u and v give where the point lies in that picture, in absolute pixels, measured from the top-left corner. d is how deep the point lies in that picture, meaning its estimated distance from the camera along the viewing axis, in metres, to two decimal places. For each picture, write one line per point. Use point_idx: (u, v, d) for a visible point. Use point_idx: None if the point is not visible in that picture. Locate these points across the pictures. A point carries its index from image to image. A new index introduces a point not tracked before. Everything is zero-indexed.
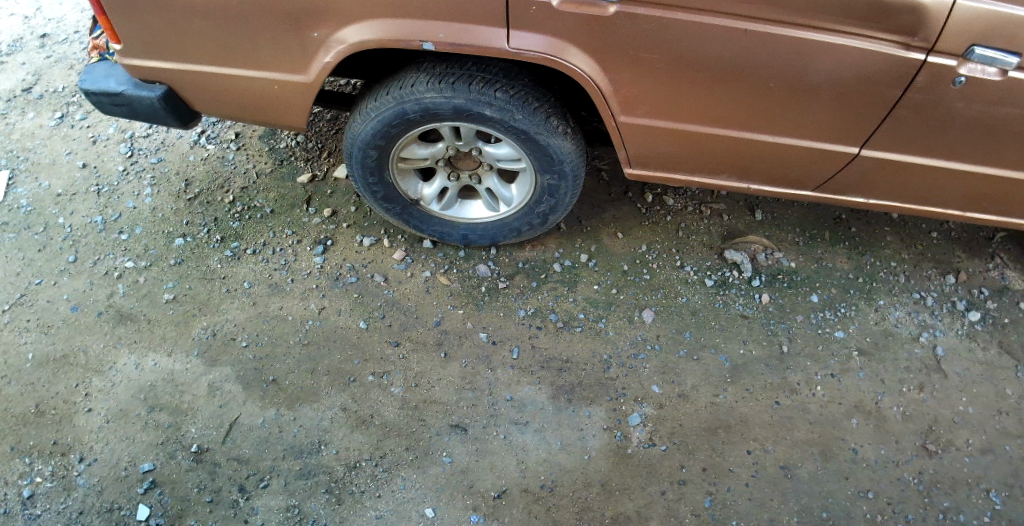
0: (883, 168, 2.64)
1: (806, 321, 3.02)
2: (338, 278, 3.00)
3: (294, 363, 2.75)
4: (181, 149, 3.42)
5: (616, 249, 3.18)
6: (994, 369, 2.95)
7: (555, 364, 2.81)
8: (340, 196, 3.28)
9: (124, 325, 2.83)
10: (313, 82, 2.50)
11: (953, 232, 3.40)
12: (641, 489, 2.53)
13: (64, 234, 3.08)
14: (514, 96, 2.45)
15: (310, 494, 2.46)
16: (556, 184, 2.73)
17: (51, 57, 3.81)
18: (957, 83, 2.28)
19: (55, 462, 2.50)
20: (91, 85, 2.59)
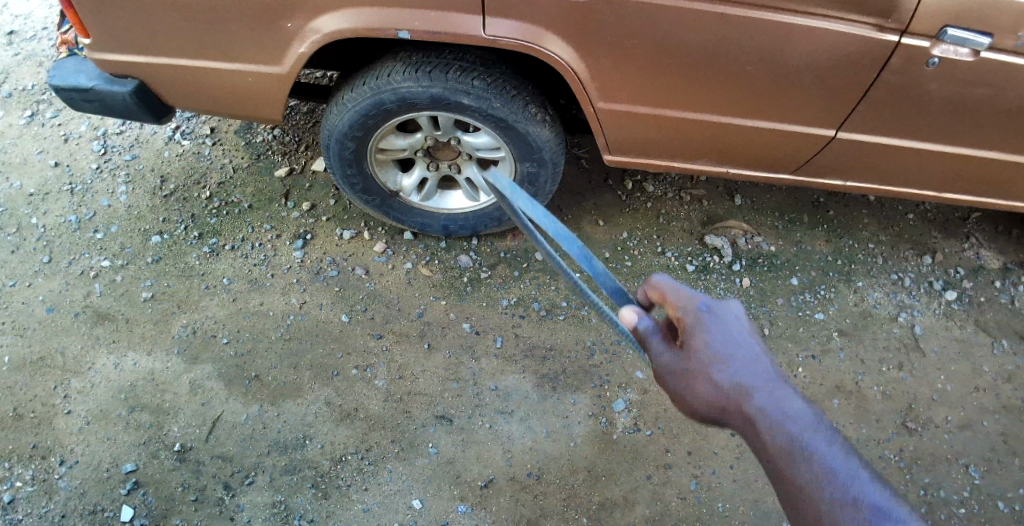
0: (860, 150, 2.66)
1: (787, 303, 3.05)
2: (319, 272, 2.97)
3: (276, 358, 2.73)
4: (155, 145, 3.37)
5: (597, 236, 3.18)
6: (971, 347, 3.00)
7: (539, 352, 2.81)
8: (319, 190, 3.25)
9: (102, 325, 2.79)
10: (288, 74, 2.47)
11: (929, 213, 3.45)
12: (627, 474, 2.55)
13: (38, 234, 3.02)
14: (493, 84, 2.44)
15: (296, 490, 2.44)
16: (535, 172, 2.72)
17: (18, 54, 3.72)
18: (930, 65, 2.31)
19: (35, 465, 2.46)
20: (60, 81, 2.53)
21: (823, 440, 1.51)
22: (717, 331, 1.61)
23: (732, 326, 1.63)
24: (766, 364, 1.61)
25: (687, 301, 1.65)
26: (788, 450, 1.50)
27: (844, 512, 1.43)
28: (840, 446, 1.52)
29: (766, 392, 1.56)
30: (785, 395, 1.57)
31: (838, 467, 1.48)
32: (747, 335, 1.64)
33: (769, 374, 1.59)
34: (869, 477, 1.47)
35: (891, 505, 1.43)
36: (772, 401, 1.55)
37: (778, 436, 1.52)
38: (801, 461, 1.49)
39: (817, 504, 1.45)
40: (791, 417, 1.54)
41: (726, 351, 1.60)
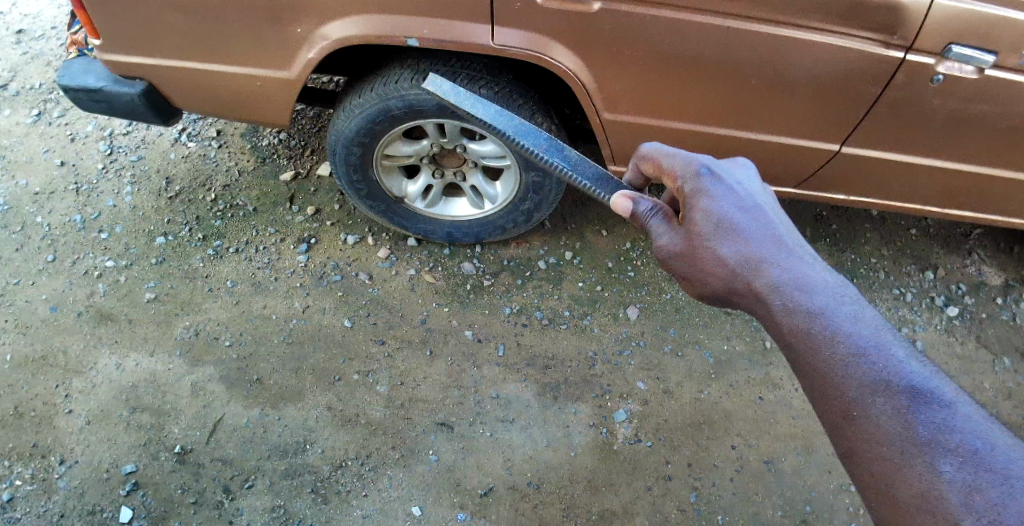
0: (864, 164, 2.66)
1: None
2: (322, 277, 2.98)
3: (278, 362, 2.73)
4: (161, 146, 3.38)
5: (600, 246, 3.19)
6: (972, 363, 3.00)
7: (540, 360, 2.81)
8: (324, 194, 3.26)
9: (104, 325, 2.79)
10: (295, 79, 2.48)
11: (932, 228, 3.45)
12: (627, 485, 2.55)
13: (43, 233, 3.03)
14: (500, 92, 2.45)
15: (295, 495, 2.44)
16: (540, 181, 2.72)
17: (27, 53, 3.74)
18: (935, 81, 2.31)
19: (35, 464, 2.46)
20: (68, 80, 2.54)
21: (849, 316, 1.51)
22: (724, 207, 1.68)
23: (739, 203, 1.69)
24: (781, 242, 1.65)
25: (688, 169, 1.74)
26: (811, 327, 1.51)
27: (873, 391, 1.42)
28: (871, 322, 1.50)
29: (780, 266, 1.61)
30: (802, 271, 1.60)
31: (867, 344, 1.46)
32: (758, 212, 1.70)
33: (783, 252, 1.63)
34: (903, 354, 1.45)
35: (927, 384, 1.41)
36: (787, 275, 1.59)
37: (797, 311, 1.54)
38: (829, 340, 1.49)
39: (847, 382, 1.44)
40: (809, 292, 1.56)
41: (733, 225, 1.66)
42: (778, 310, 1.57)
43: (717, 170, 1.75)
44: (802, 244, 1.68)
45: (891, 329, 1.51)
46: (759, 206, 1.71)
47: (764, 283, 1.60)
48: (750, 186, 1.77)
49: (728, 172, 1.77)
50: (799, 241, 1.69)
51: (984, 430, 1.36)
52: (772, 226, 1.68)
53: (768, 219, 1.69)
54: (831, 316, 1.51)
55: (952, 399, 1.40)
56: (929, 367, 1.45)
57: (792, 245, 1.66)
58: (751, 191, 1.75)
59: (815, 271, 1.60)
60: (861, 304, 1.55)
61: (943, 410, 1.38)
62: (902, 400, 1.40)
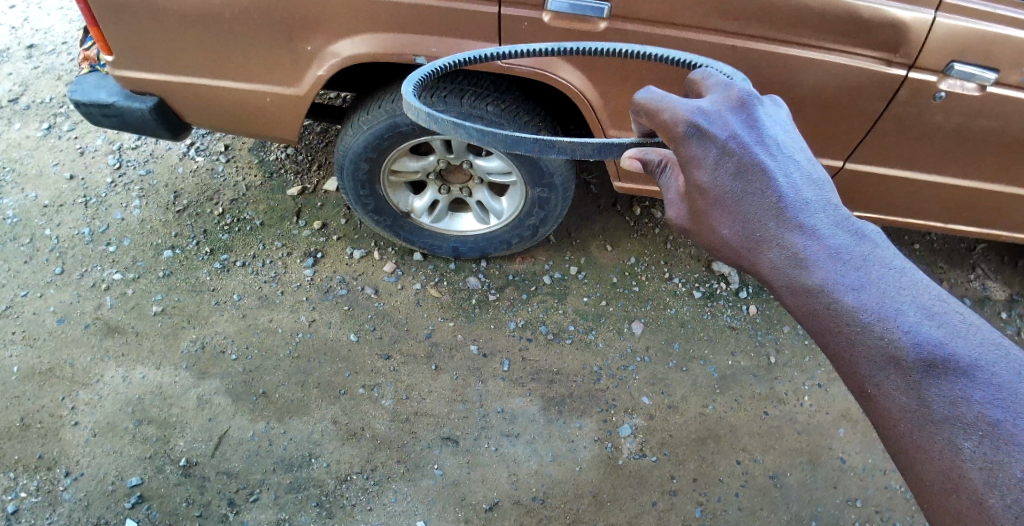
0: (868, 181, 2.68)
1: (793, 331, 3.06)
2: (328, 290, 3.00)
3: (284, 375, 2.74)
4: (170, 160, 3.41)
5: (604, 260, 3.20)
6: None
7: (545, 375, 2.82)
8: (330, 208, 3.28)
9: (111, 337, 2.81)
10: (305, 95, 2.50)
11: (936, 243, 3.45)
12: (632, 500, 2.55)
13: (51, 245, 3.06)
14: (507, 109, 2.48)
15: (300, 508, 2.45)
16: (546, 196, 2.74)
17: (38, 67, 3.79)
18: (937, 99, 2.33)
19: (41, 476, 2.48)
20: (81, 95, 2.58)
21: (854, 283, 1.27)
22: (709, 165, 1.44)
23: (726, 152, 1.43)
24: (780, 190, 1.38)
25: (675, 116, 1.48)
26: (812, 298, 1.30)
27: (881, 369, 1.23)
28: (878, 285, 1.26)
29: (777, 225, 1.36)
30: (801, 226, 1.34)
31: (873, 315, 1.24)
32: (752, 154, 1.42)
33: (779, 203, 1.37)
34: (913, 319, 1.22)
35: (943, 353, 1.20)
36: (785, 236, 1.35)
37: (800, 282, 1.32)
38: (835, 318, 1.28)
39: (854, 364, 1.26)
40: (809, 255, 1.32)
41: (723, 185, 1.43)
42: (779, 280, 1.36)
43: (698, 112, 1.47)
44: (809, 180, 1.40)
45: (908, 281, 1.27)
46: (752, 147, 1.43)
47: (762, 251, 1.38)
48: (739, 118, 1.47)
49: (714, 109, 1.48)
50: (805, 176, 1.40)
51: (1011, 394, 1.16)
52: (768, 168, 1.41)
53: (764, 162, 1.41)
54: (833, 284, 1.28)
55: (974, 363, 1.18)
56: (951, 326, 1.22)
57: (793, 188, 1.38)
58: (743, 125, 1.46)
59: (815, 221, 1.34)
60: (872, 257, 1.30)
61: (963, 381, 1.18)
62: (912, 378, 1.20)
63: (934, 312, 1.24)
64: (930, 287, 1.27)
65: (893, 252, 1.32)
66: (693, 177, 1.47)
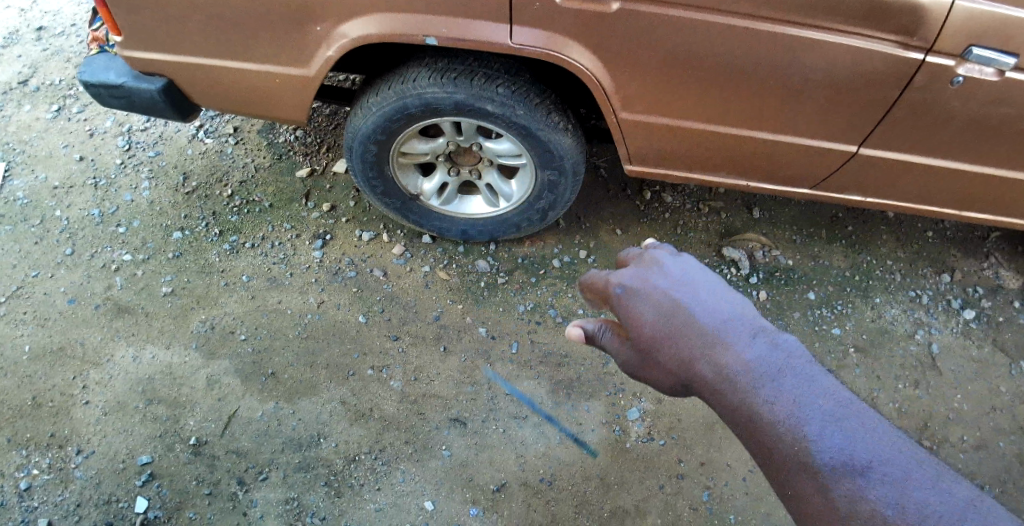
0: (882, 167, 2.65)
1: (803, 318, 3.05)
2: (337, 272, 3.00)
3: (293, 356, 2.76)
4: (178, 142, 3.41)
5: (614, 245, 3.20)
6: (988, 366, 2.99)
7: (553, 358, 2.82)
8: (339, 191, 3.28)
9: (121, 318, 2.83)
10: (314, 77, 2.50)
11: (949, 231, 3.43)
12: (639, 483, 2.56)
13: (61, 227, 3.07)
14: (517, 92, 2.46)
15: (309, 487, 2.47)
16: (555, 179, 2.73)
17: (47, 50, 3.78)
18: (955, 83, 2.30)
19: (53, 454, 2.50)
20: (90, 76, 2.57)
21: (769, 395, 1.40)
22: (644, 304, 1.59)
23: (656, 292, 1.60)
24: (704, 318, 1.52)
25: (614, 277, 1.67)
26: (739, 408, 1.42)
27: (798, 469, 1.34)
28: (787, 395, 1.40)
29: (704, 346, 1.49)
30: (726, 345, 1.47)
31: (786, 422, 1.37)
32: (679, 291, 1.58)
33: (704, 327, 1.51)
34: (819, 425, 1.36)
35: (846, 459, 1.33)
36: (713, 357, 1.47)
37: (726, 398, 1.44)
38: (755, 428, 1.40)
39: (776, 468, 1.38)
40: (733, 371, 1.44)
41: (655, 322, 1.56)
42: (710, 395, 1.47)
43: (628, 271, 1.67)
44: (733, 308, 1.54)
45: (816, 390, 1.40)
46: (684, 287, 1.59)
47: (694, 374, 1.49)
48: (670, 266, 1.64)
49: (638, 265, 1.67)
50: (730, 303, 1.55)
51: (902, 490, 1.29)
52: (693, 299, 1.56)
53: (689, 296, 1.57)
54: (753, 400, 1.41)
55: (870, 464, 1.32)
56: (851, 430, 1.35)
57: (718, 314, 1.53)
58: (670, 268, 1.63)
59: (737, 339, 1.48)
60: (786, 369, 1.43)
61: (860, 481, 1.30)
62: (821, 478, 1.32)
63: (837, 418, 1.37)
64: (834, 393, 1.41)
65: (806, 362, 1.45)
66: (638, 318, 1.59)
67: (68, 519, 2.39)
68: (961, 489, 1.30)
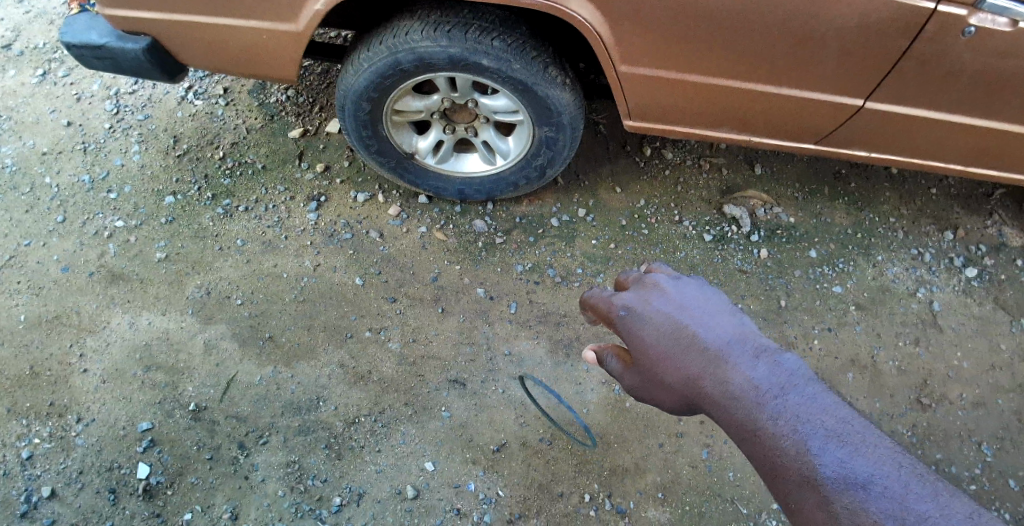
0: (887, 121, 2.59)
1: (804, 276, 3.02)
2: (332, 235, 2.96)
3: (290, 319, 2.73)
4: (168, 105, 3.33)
5: (613, 203, 3.15)
6: (989, 324, 2.97)
7: (552, 318, 2.80)
8: (333, 151, 3.22)
9: (116, 285, 2.79)
10: (303, 32, 2.42)
11: (953, 187, 3.38)
12: (639, 442, 2.55)
13: (51, 194, 3.01)
14: (513, 45, 2.39)
15: (310, 450, 2.46)
16: (553, 136, 2.67)
17: (29, 12, 3.67)
18: (966, 34, 2.22)
19: (53, 423, 2.48)
20: (72, 38, 2.49)
21: (773, 412, 1.31)
22: (648, 325, 1.49)
23: (660, 313, 1.49)
24: (708, 337, 1.42)
25: (613, 300, 1.56)
26: (742, 424, 1.33)
27: (803, 485, 1.24)
28: (790, 410, 1.31)
29: (709, 364, 1.39)
30: (729, 363, 1.38)
31: (790, 439, 1.28)
32: (682, 313, 1.47)
33: (708, 347, 1.41)
34: (822, 440, 1.26)
35: (847, 473, 1.22)
36: (718, 376, 1.37)
37: (732, 416, 1.34)
38: (758, 443, 1.31)
39: (781, 486, 1.27)
40: (738, 389, 1.34)
41: (659, 342, 1.46)
42: (716, 413, 1.37)
43: (630, 292, 1.57)
44: (736, 327, 1.44)
45: (818, 406, 1.31)
46: (685, 307, 1.48)
47: (700, 393, 1.39)
48: (670, 286, 1.54)
49: (639, 288, 1.56)
50: (732, 321, 1.45)
51: (903, 504, 1.18)
52: (696, 319, 1.46)
53: (692, 315, 1.47)
54: (756, 417, 1.31)
55: (871, 477, 1.21)
56: (855, 446, 1.25)
57: (722, 334, 1.43)
58: (672, 289, 1.52)
59: (740, 357, 1.38)
60: (789, 385, 1.33)
61: (862, 495, 1.20)
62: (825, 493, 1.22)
63: (840, 435, 1.27)
64: (837, 410, 1.31)
65: (808, 381, 1.35)
66: (639, 340, 1.49)
67: (71, 487, 2.37)
68: (963, 503, 1.18)
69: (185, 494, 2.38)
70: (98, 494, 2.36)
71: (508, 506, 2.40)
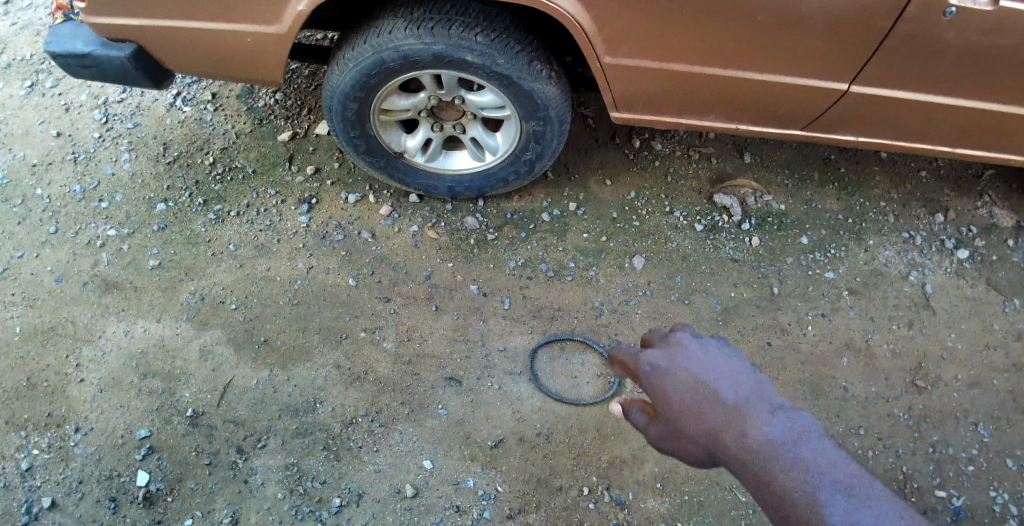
0: (873, 104, 2.60)
1: (796, 262, 3.03)
2: (324, 236, 2.96)
3: (285, 322, 2.73)
4: (157, 112, 3.33)
5: (604, 196, 3.15)
6: (981, 305, 2.98)
7: (546, 312, 2.82)
8: (323, 153, 3.23)
9: (110, 293, 2.79)
10: (287, 34, 2.43)
11: (943, 170, 3.39)
12: (636, 433, 2.56)
13: (43, 205, 3.01)
14: (497, 39, 2.40)
15: (308, 452, 2.46)
16: (541, 129, 2.67)
17: (15, 24, 3.66)
18: (947, 14, 2.23)
19: (51, 434, 2.47)
20: (57, 47, 2.48)
21: (786, 465, 1.25)
22: (671, 380, 1.43)
23: (682, 368, 1.44)
24: (728, 392, 1.38)
25: (638, 356, 1.51)
26: (756, 477, 1.27)
27: None
28: (801, 463, 1.25)
29: (727, 418, 1.34)
30: (747, 417, 1.33)
31: (800, 492, 1.22)
32: (703, 368, 1.42)
33: (727, 402, 1.36)
34: (831, 493, 1.20)
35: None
36: (737, 428, 1.32)
37: (747, 469, 1.28)
38: (771, 499, 1.25)
39: None
40: (754, 443, 1.29)
41: (680, 397, 1.40)
42: (732, 468, 1.32)
43: (655, 349, 1.51)
44: (756, 384, 1.39)
45: (830, 460, 1.26)
46: (706, 363, 1.43)
47: (717, 446, 1.34)
48: (693, 342, 1.49)
49: (662, 344, 1.51)
50: (752, 377, 1.40)
51: None
52: (717, 376, 1.41)
53: (713, 370, 1.42)
54: (770, 470, 1.26)
55: None
56: (863, 499, 1.19)
57: (742, 391, 1.38)
58: (695, 345, 1.47)
59: (757, 413, 1.33)
60: (801, 439, 1.29)
61: None
62: None
63: (849, 488, 1.21)
64: (847, 465, 1.25)
65: (820, 436, 1.30)
66: (659, 397, 1.43)
67: (71, 496, 2.36)
68: None
69: (186, 499, 2.37)
70: (99, 503, 2.35)
71: (507, 502, 2.40)
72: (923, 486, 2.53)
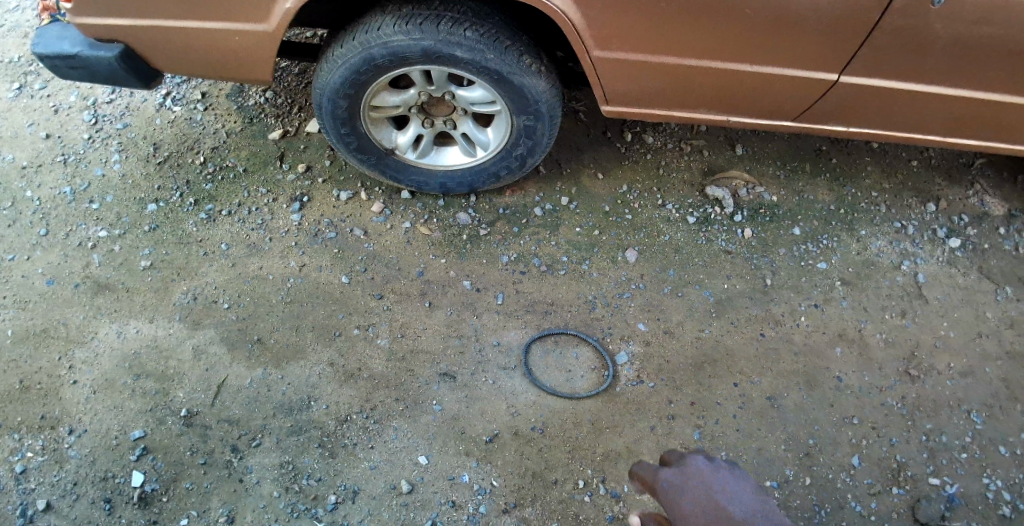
0: (863, 95, 2.61)
1: (788, 253, 3.03)
2: (317, 234, 2.96)
3: (278, 320, 2.73)
4: (146, 112, 3.31)
5: (596, 190, 3.15)
6: (973, 293, 2.99)
7: (539, 307, 2.82)
8: (314, 151, 3.22)
9: (102, 295, 2.78)
10: (274, 32, 2.42)
11: (934, 159, 3.40)
12: (630, 426, 2.56)
13: (33, 208, 2.99)
14: (485, 34, 2.40)
15: (303, 450, 2.46)
16: (532, 124, 2.67)
17: (2, 26, 3.64)
18: (935, 4, 2.24)
19: (45, 436, 2.46)
20: (44, 48, 2.47)
21: None
22: (687, 499, 1.61)
23: (697, 487, 1.62)
24: (737, 510, 1.56)
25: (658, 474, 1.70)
26: None
27: None
28: None
29: None
30: None
31: None
32: (715, 487, 1.61)
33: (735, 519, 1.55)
34: None
35: None
36: None
37: None
38: None
39: None
40: None
41: (695, 514, 1.58)
42: None
43: (671, 468, 1.70)
44: (760, 504, 1.58)
45: None
46: (716, 481, 1.63)
47: None
48: (704, 462, 1.67)
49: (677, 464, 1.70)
50: (758, 499, 1.60)
51: None
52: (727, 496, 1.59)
53: (725, 493, 1.60)
54: None
55: None
56: None
57: (748, 509, 1.57)
58: (708, 467, 1.65)
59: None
60: None
61: None
62: None
63: None
64: None
65: None
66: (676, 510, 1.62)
67: (66, 498, 2.35)
68: None
69: (181, 499, 2.36)
70: (94, 505, 2.34)
71: (503, 496, 2.40)
72: (917, 474, 2.54)
